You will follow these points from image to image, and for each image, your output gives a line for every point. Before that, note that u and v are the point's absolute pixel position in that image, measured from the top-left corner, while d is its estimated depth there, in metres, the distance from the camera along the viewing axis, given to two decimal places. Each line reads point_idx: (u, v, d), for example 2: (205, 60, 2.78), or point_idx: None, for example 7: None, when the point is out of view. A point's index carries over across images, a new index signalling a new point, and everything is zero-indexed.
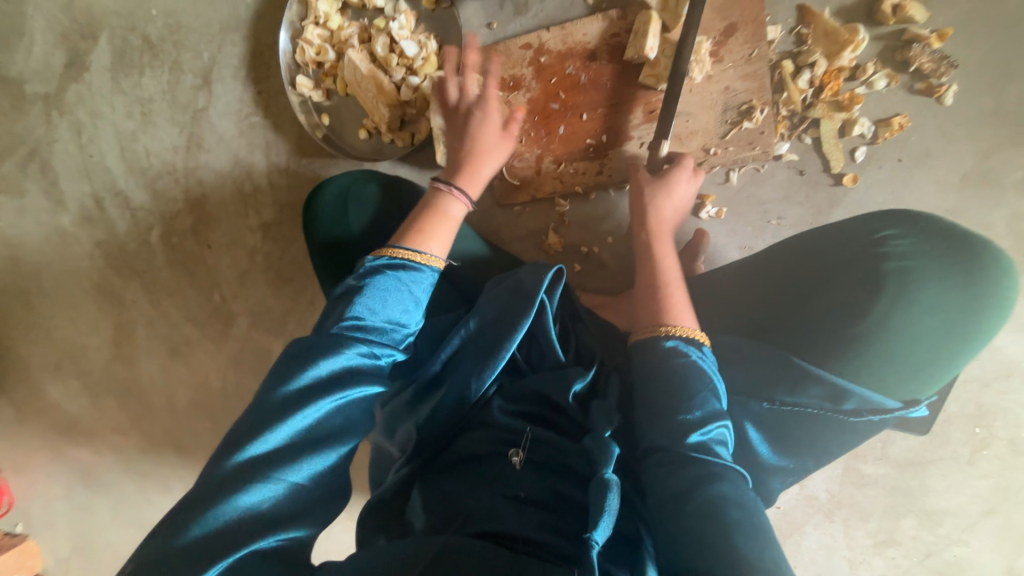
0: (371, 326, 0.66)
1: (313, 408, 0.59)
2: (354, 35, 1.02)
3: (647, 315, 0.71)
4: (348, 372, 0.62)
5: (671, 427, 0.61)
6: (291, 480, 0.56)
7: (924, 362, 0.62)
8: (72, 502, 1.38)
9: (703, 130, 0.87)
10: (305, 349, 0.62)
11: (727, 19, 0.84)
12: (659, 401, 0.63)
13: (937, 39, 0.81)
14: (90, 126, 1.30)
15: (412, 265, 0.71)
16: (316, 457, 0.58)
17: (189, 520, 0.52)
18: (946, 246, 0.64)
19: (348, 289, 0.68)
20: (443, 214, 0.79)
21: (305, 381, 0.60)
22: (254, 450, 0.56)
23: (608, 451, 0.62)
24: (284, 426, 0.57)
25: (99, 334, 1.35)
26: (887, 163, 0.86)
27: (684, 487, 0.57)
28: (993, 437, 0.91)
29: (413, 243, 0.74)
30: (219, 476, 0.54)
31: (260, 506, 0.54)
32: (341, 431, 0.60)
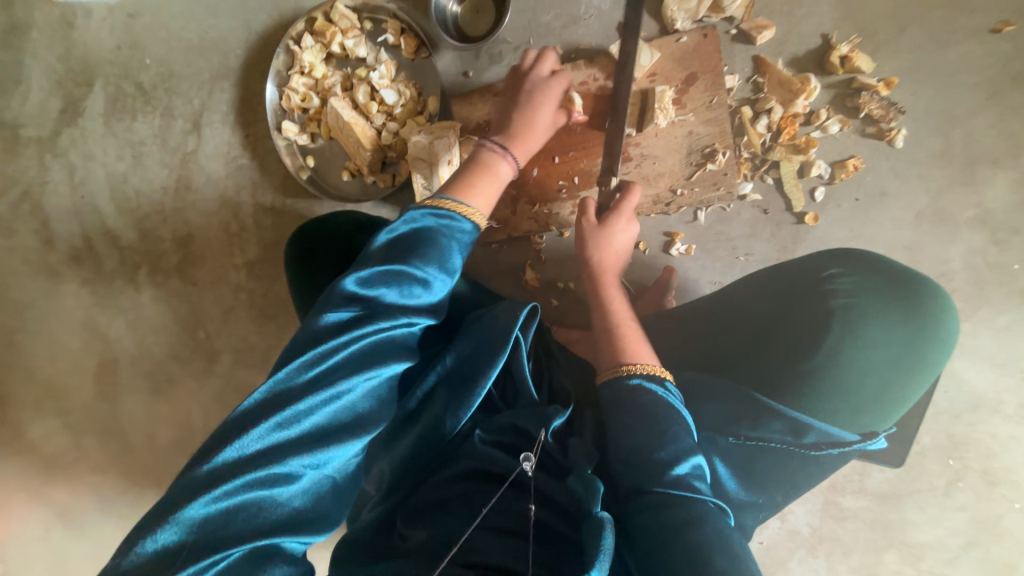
0: (401, 294, 0.64)
1: (347, 389, 0.58)
2: (337, 83, 1.07)
3: (609, 354, 0.74)
4: (381, 350, 0.61)
5: (652, 467, 0.61)
6: (313, 469, 0.55)
7: (876, 393, 0.64)
8: (47, 545, 1.35)
9: (669, 172, 0.91)
10: (335, 324, 0.60)
11: (687, 69, 0.89)
12: (634, 439, 0.63)
13: (883, 87, 0.86)
14: (81, 168, 1.34)
15: (439, 236, 0.68)
16: (340, 446, 0.57)
17: (185, 504, 0.50)
18: (887, 282, 0.66)
19: (378, 256, 0.65)
20: (490, 170, 0.81)
21: (337, 361, 0.58)
22: (276, 433, 0.54)
23: (595, 491, 0.63)
24: (314, 408, 0.56)
25: (83, 371, 1.35)
26: (845, 203, 0.90)
27: (670, 527, 0.57)
28: (967, 469, 0.92)
29: (460, 195, 0.75)
30: (234, 457, 0.52)
31: (278, 495, 0.53)
32: (367, 419, 0.60)
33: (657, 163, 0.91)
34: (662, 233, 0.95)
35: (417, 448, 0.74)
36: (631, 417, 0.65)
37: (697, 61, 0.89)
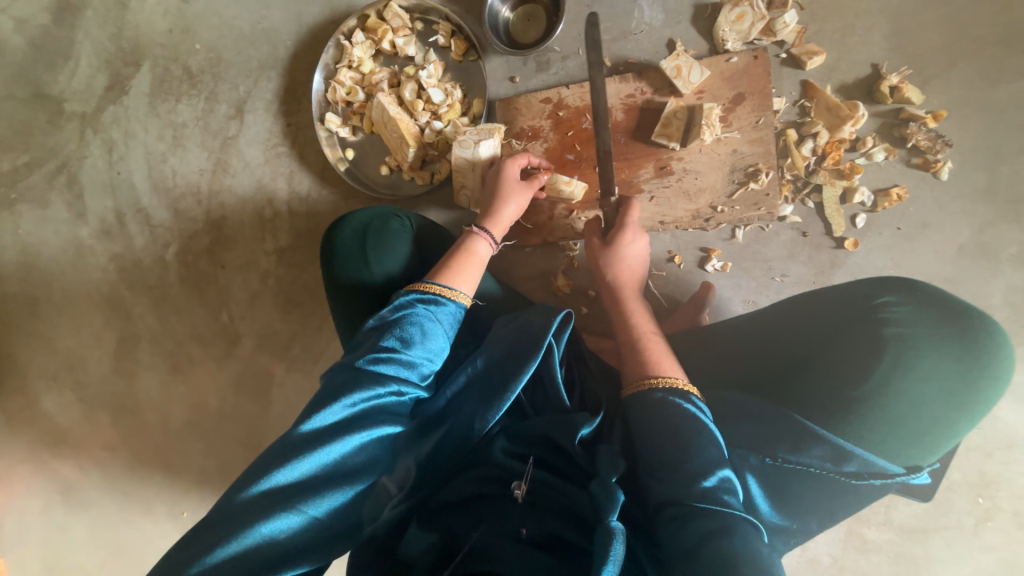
0: (404, 361, 0.72)
1: (339, 445, 0.63)
2: (384, 79, 1.08)
3: (635, 365, 0.74)
4: (369, 414, 0.67)
5: (678, 478, 0.60)
6: (312, 511, 0.59)
7: (923, 428, 0.63)
8: (49, 518, 1.34)
9: (710, 188, 0.92)
10: (329, 393, 0.67)
11: (736, 88, 0.91)
12: (660, 446, 0.63)
13: (932, 120, 0.87)
14: (121, 146, 1.36)
15: (440, 299, 0.78)
16: (335, 493, 0.61)
17: (206, 545, 0.54)
18: (941, 315, 0.66)
19: (379, 324, 0.74)
20: (471, 253, 0.85)
21: (331, 421, 0.64)
22: (276, 481, 0.59)
23: (615, 498, 0.61)
24: (310, 461, 0.61)
25: (102, 346, 1.35)
26: (887, 231, 0.91)
27: (693, 541, 0.55)
28: (996, 508, 0.91)
29: (443, 280, 0.81)
30: (242, 504, 0.57)
31: (281, 534, 0.57)
32: (358, 471, 0.64)
33: (698, 179, 0.92)
34: (698, 249, 0.97)
35: (444, 446, 0.71)
36: (660, 430, 0.64)
37: (746, 81, 0.90)
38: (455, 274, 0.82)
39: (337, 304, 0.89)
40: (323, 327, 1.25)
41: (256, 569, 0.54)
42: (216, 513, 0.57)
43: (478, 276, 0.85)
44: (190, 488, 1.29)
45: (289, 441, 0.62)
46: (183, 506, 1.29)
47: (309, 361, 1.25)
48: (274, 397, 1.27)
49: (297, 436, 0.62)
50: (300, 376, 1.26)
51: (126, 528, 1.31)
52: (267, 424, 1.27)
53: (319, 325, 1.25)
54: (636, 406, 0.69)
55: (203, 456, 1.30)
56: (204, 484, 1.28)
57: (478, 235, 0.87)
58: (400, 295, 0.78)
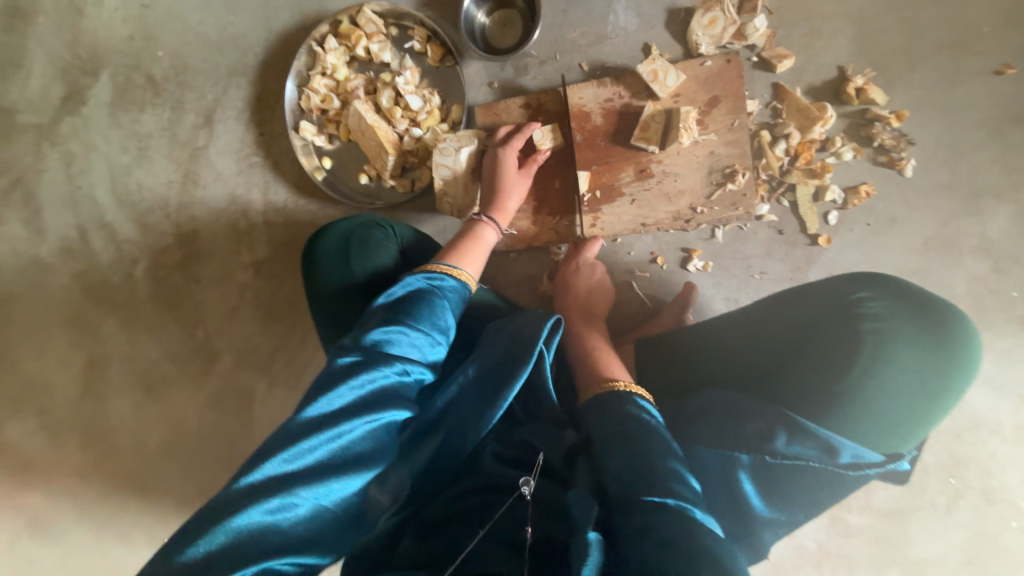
0: (413, 336, 0.69)
1: (346, 428, 0.58)
2: (360, 86, 1.06)
3: (588, 373, 0.77)
4: (380, 397, 0.62)
5: (637, 476, 0.60)
6: (315, 499, 0.54)
7: (900, 418, 0.66)
8: (16, 553, 1.26)
9: (689, 190, 0.94)
10: (334, 374, 0.61)
11: (711, 92, 0.93)
12: (622, 452, 0.62)
13: (896, 119, 0.91)
14: (81, 158, 1.29)
15: (446, 276, 0.78)
16: (340, 480, 0.56)
17: (196, 539, 0.49)
18: (916, 309, 0.69)
19: (388, 301, 0.71)
20: (478, 238, 0.87)
21: (338, 403, 0.59)
22: (277, 468, 0.54)
23: (590, 513, 0.61)
24: (314, 445, 0.56)
25: (68, 369, 1.28)
26: (857, 227, 0.94)
27: (652, 549, 0.53)
28: (966, 487, 0.95)
29: (452, 260, 0.82)
30: (235, 496, 0.51)
31: (281, 523, 0.52)
32: (367, 458, 0.59)
33: (678, 181, 0.94)
34: (680, 250, 0.99)
35: (439, 455, 0.71)
36: (623, 439, 0.64)
37: (721, 84, 0.92)
38: (462, 256, 0.83)
39: (320, 318, 0.86)
40: (305, 340, 1.22)
41: (249, 561, 0.49)
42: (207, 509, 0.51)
43: (484, 261, 0.86)
44: (169, 512, 1.24)
45: (289, 427, 0.56)
46: (162, 532, 1.24)
47: (291, 375, 1.22)
48: (256, 413, 1.23)
49: (301, 419, 0.57)
50: (282, 391, 1.22)
51: (101, 558, 1.25)
52: (249, 442, 1.23)
53: (301, 338, 1.22)
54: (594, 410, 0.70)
55: (182, 478, 1.25)
56: (184, 507, 1.24)
57: (484, 221, 0.89)
58: (406, 277, 0.76)
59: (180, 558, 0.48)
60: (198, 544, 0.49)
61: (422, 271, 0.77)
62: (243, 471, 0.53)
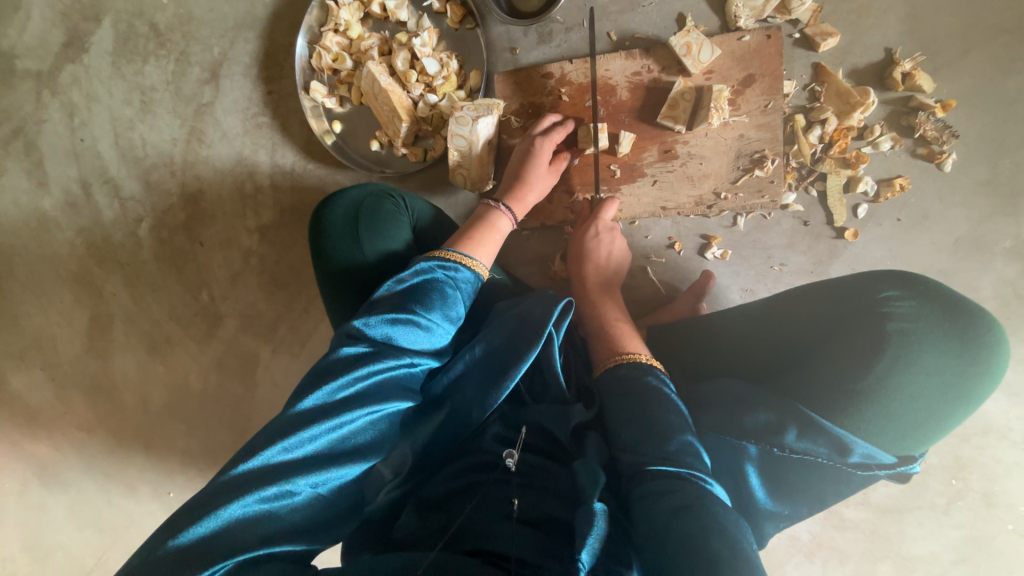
0: (422, 327, 0.67)
1: (348, 419, 0.57)
2: (374, 46, 1.01)
3: (604, 344, 0.79)
4: (382, 387, 0.61)
5: (648, 444, 0.62)
6: (315, 487, 0.54)
7: (917, 421, 0.65)
8: (27, 499, 1.30)
9: (714, 174, 0.90)
10: (337, 364, 0.61)
11: (746, 70, 0.87)
12: (636, 426, 0.64)
13: (941, 109, 0.86)
14: (84, 110, 1.25)
15: (460, 266, 0.74)
16: (339, 469, 0.56)
17: (195, 519, 0.49)
18: (946, 312, 0.66)
19: (397, 288, 0.69)
20: (491, 226, 0.83)
21: (341, 393, 0.59)
22: (277, 455, 0.54)
23: (595, 479, 0.62)
24: (314, 435, 0.55)
25: (73, 325, 1.28)
26: (886, 222, 0.91)
27: (664, 516, 0.55)
28: (968, 489, 0.95)
29: (465, 249, 0.78)
30: (237, 479, 0.52)
31: (277, 511, 0.52)
32: (366, 449, 0.59)
33: (703, 164, 0.90)
34: (699, 236, 0.96)
35: (443, 433, 0.71)
36: (635, 414, 0.65)
37: (757, 62, 0.87)
38: (476, 244, 0.80)
39: (326, 288, 0.85)
40: (310, 308, 1.21)
41: (240, 547, 0.48)
42: (205, 491, 0.51)
43: (496, 249, 0.82)
44: (174, 469, 1.26)
45: (291, 414, 0.57)
46: (166, 487, 1.26)
47: (296, 342, 1.21)
48: (260, 378, 1.23)
49: (300, 408, 0.57)
50: (286, 358, 1.22)
51: (109, 509, 1.28)
52: (253, 406, 1.24)
53: (306, 306, 1.21)
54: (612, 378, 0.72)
55: (186, 438, 1.26)
56: (188, 465, 1.26)
57: (501, 209, 0.85)
58: (419, 260, 0.73)
59: (172, 540, 0.48)
60: (197, 524, 0.49)
61: (435, 257, 0.74)
62: (241, 458, 0.53)
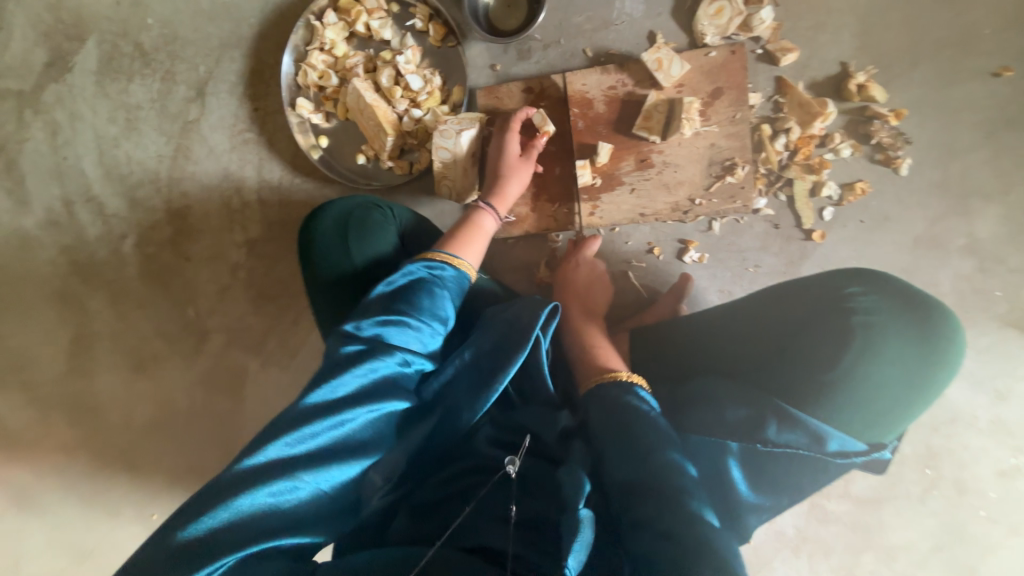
0: (413, 326, 0.69)
1: (348, 416, 0.58)
2: (359, 64, 1.04)
3: (587, 367, 0.79)
4: (382, 387, 0.62)
5: (637, 464, 0.61)
6: (317, 484, 0.55)
7: (884, 410, 0.68)
8: (4, 527, 1.26)
9: (688, 181, 0.94)
10: (341, 362, 0.62)
11: (714, 83, 0.93)
12: (625, 443, 0.63)
13: (894, 117, 0.93)
14: (67, 128, 1.25)
15: (447, 266, 0.77)
16: (341, 466, 0.57)
17: (199, 516, 0.50)
18: (903, 304, 0.71)
19: (389, 290, 0.71)
20: (478, 225, 0.88)
21: (343, 390, 0.60)
22: (282, 451, 0.54)
23: (581, 486, 0.63)
24: (315, 432, 0.56)
25: (54, 344, 1.26)
26: (851, 223, 0.96)
27: (652, 539, 0.55)
28: (940, 478, 0.99)
29: (451, 248, 0.81)
30: (240, 475, 0.52)
31: (280, 506, 0.53)
32: (367, 448, 0.59)
33: (678, 172, 0.94)
34: (677, 241, 1.00)
35: (433, 437, 0.73)
36: (626, 430, 0.64)
37: (724, 76, 0.93)
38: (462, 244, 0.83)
39: (314, 299, 0.86)
40: (298, 321, 1.21)
41: (250, 542, 0.50)
42: (208, 487, 0.52)
43: (483, 248, 0.86)
44: (159, 489, 1.24)
45: (293, 410, 0.57)
46: (150, 508, 1.24)
47: (285, 356, 1.21)
48: (247, 393, 1.23)
49: (305, 404, 0.58)
50: (274, 372, 1.22)
51: (91, 533, 1.25)
52: (240, 421, 1.23)
53: (294, 318, 1.21)
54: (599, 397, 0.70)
55: (172, 456, 1.24)
56: (174, 484, 1.24)
57: (484, 209, 0.89)
58: (408, 263, 0.75)
59: (184, 534, 0.49)
60: (203, 519, 0.50)
61: (424, 259, 0.76)
62: (246, 453, 0.54)
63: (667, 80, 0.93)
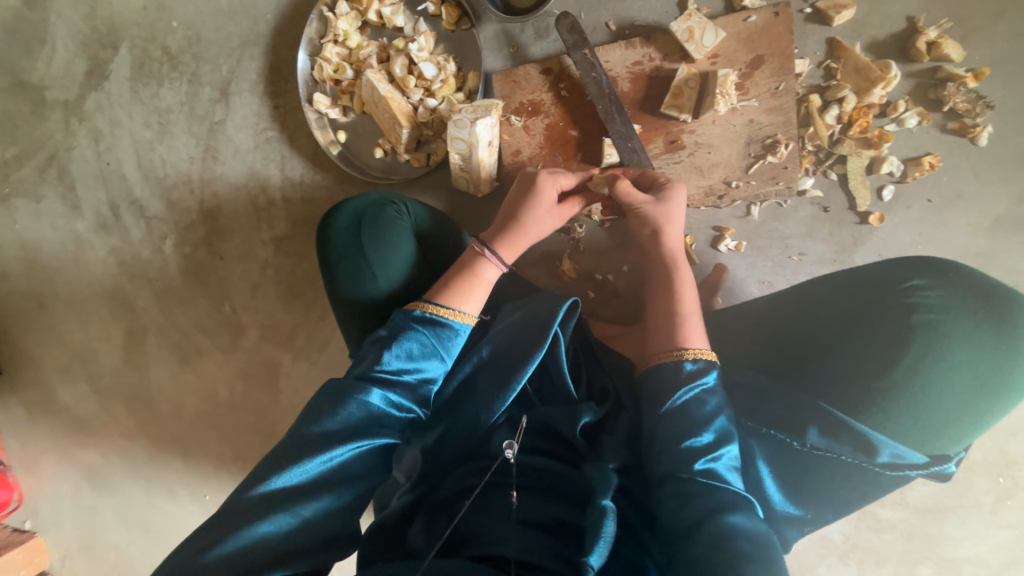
0: (398, 378, 0.65)
1: (336, 452, 0.57)
2: (372, 54, 1.02)
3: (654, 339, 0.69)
4: (367, 422, 0.60)
5: (676, 453, 0.59)
6: (307, 515, 0.54)
7: (948, 419, 0.60)
8: (74, 506, 1.36)
9: (724, 162, 0.86)
10: (328, 396, 0.61)
11: (754, 51, 0.84)
12: (670, 436, 0.60)
13: (973, 79, 0.82)
14: (108, 134, 1.31)
15: (437, 316, 0.69)
16: (334, 497, 0.56)
17: (206, 545, 0.51)
18: (978, 300, 0.62)
19: (379, 338, 0.68)
20: (477, 277, 0.75)
21: (333, 425, 0.59)
22: (275, 484, 0.55)
23: (608, 480, 0.62)
24: (307, 466, 0.56)
25: (110, 339, 1.35)
26: (916, 203, 0.86)
27: (693, 519, 0.55)
28: (1017, 487, 0.90)
29: (447, 300, 0.72)
30: (245, 504, 0.54)
31: (277, 537, 0.53)
32: (358, 479, 0.58)
33: (712, 153, 0.86)
34: (711, 228, 0.92)
35: (451, 435, 0.71)
36: (671, 420, 0.60)
37: (766, 42, 0.83)
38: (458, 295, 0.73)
39: (332, 295, 0.84)
40: (326, 316, 1.24)
41: (249, 572, 0.51)
42: (219, 513, 0.54)
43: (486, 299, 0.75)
44: (208, 474, 1.30)
45: (298, 437, 0.58)
46: (204, 490, 1.30)
47: (315, 350, 1.25)
48: (283, 386, 1.27)
49: (301, 437, 0.58)
50: (306, 365, 1.25)
51: (153, 511, 1.32)
52: (278, 412, 1.28)
53: (322, 313, 1.24)
54: (654, 376, 0.65)
55: (218, 444, 1.31)
56: (221, 469, 1.30)
57: (486, 256, 0.76)
58: (398, 313, 0.70)
59: (195, 562, 0.50)
60: (210, 548, 0.51)
61: (413, 309, 0.70)
62: (250, 483, 0.55)
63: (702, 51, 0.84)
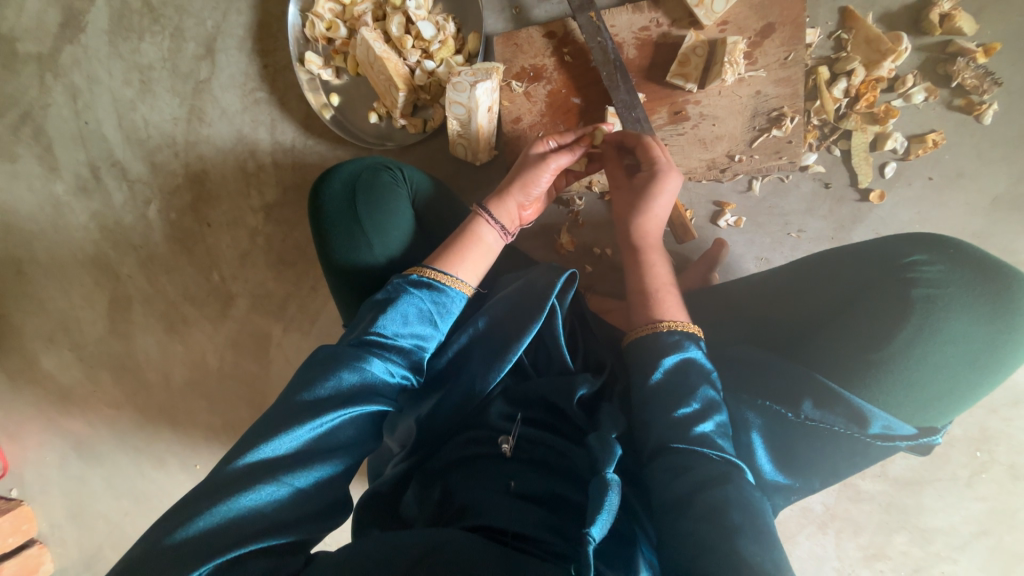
0: (393, 343, 0.63)
1: (327, 417, 0.56)
2: (367, 11, 0.97)
3: (644, 308, 0.69)
4: (363, 389, 0.59)
5: (669, 425, 0.59)
6: (298, 484, 0.53)
7: (936, 392, 0.61)
8: (62, 474, 1.34)
9: (727, 136, 0.84)
10: (321, 361, 0.60)
11: (765, 18, 0.82)
12: (661, 405, 0.60)
13: (983, 54, 0.81)
14: (86, 92, 1.24)
15: (437, 285, 0.68)
16: (322, 465, 0.55)
17: (186, 520, 0.49)
18: (976, 275, 0.62)
19: (373, 304, 0.66)
20: (476, 239, 0.75)
21: (324, 391, 0.57)
22: (264, 453, 0.53)
23: (611, 451, 0.60)
24: (297, 432, 0.55)
25: (94, 306, 1.31)
26: (917, 181, 0.86)
27: (686, 490, 0.54)
28: (993, 462, 0.94)
29: (443, 265, 0.71)
30: (230, 476, 0.52)
31: (262, 509, 0.51)
32: (350, 447, 0.57)
33: (716, 125, 0.85)
34: (712, 203, 0.91)
35: (444, 408, 0.70)
36: (661, 394, 0.61)
37: (777, 9, 0.81)
38: (459, 260, 0.72)
39: (324, 260, 0.82)
40: (318, 287, 1.22)
41: (234, 544, 0.48)
42: (202, 487, 0.52)
43: (484, 267, 0.75)
44: (198, 443, 1.29)
45: (287, 407, 0.56)
46: (194, 459, 1.29)
47: (306, 321, 1.23)
48: (273, 357, 1.25)
49: (291, 404, 0.57)
50: (297, 336, 1.23)
51: (142, 480, 1.32)
52: (268, 382, 1.26)
53: (314, 283, 1.21)
54: (642, 351, 0.64)
55: (208, 413, 1.29)
56: (211, 439, 1.29)
57: (484, 217, 0.76)
58: (396, 278, 0.69)
59: (173, 538, 0.48)
60: (190, 522, 0.49)
61: (411, 274, 0.69)
62: (236, 453, 0.53)
63: (711, 19, 0.81)
